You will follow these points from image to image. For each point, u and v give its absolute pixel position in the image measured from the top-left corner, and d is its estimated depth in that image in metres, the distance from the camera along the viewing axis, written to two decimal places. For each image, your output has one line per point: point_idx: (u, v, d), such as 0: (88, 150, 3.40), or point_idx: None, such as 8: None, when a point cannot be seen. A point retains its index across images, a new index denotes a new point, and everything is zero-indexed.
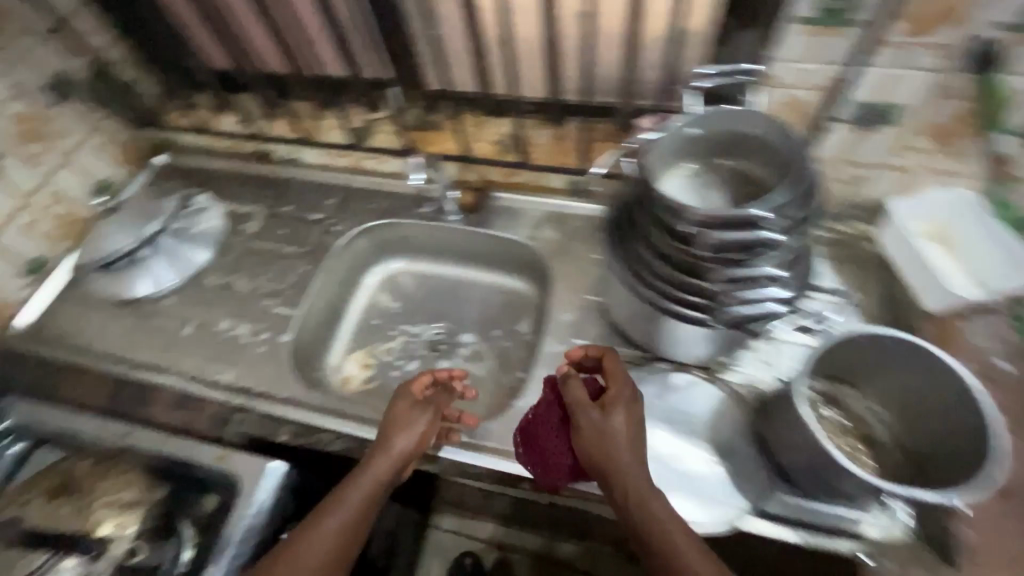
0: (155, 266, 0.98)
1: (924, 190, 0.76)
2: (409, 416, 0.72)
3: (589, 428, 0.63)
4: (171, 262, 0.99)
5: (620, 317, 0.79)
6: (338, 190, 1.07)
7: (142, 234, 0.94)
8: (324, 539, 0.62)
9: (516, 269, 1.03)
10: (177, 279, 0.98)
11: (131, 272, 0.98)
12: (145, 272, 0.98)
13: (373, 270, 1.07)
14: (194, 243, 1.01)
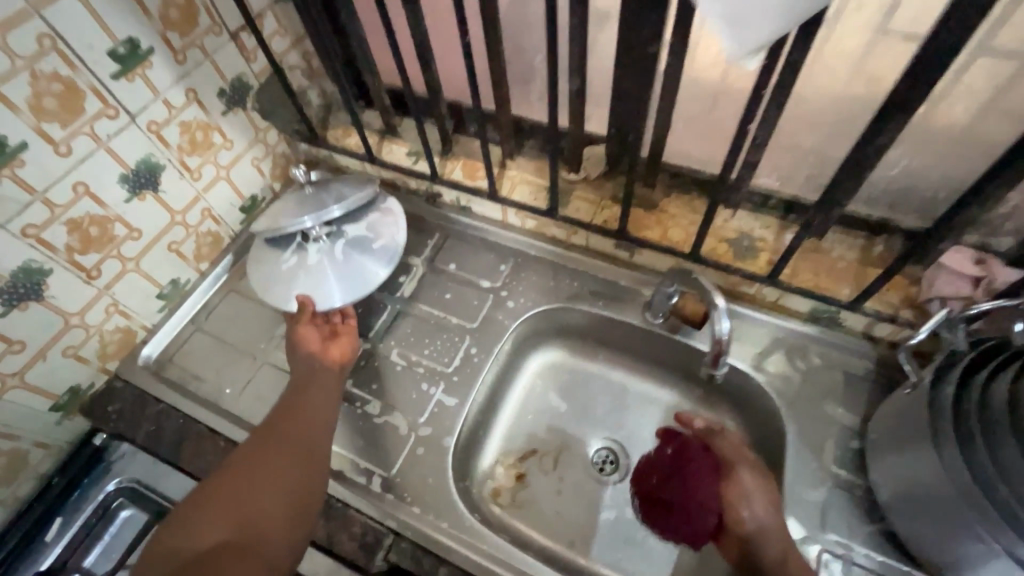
0: (329, 271, 0.77)
1: None
2: (739, 489, 0.68)
3: (736, 492, 0.68)
4: (347, 271, 0.77)
5: (912, 533, 0.60)
6: (512, 256, 0.91)
7: (327, 215, 0.73)
8: (309, 398, 0.70)
9: (711, 393, 0.84)
10: (354, 289, 0.77)
11: (293, 267, 0.77)
12: (314, 275, 0.77)
13: (535, 354, 0.91)
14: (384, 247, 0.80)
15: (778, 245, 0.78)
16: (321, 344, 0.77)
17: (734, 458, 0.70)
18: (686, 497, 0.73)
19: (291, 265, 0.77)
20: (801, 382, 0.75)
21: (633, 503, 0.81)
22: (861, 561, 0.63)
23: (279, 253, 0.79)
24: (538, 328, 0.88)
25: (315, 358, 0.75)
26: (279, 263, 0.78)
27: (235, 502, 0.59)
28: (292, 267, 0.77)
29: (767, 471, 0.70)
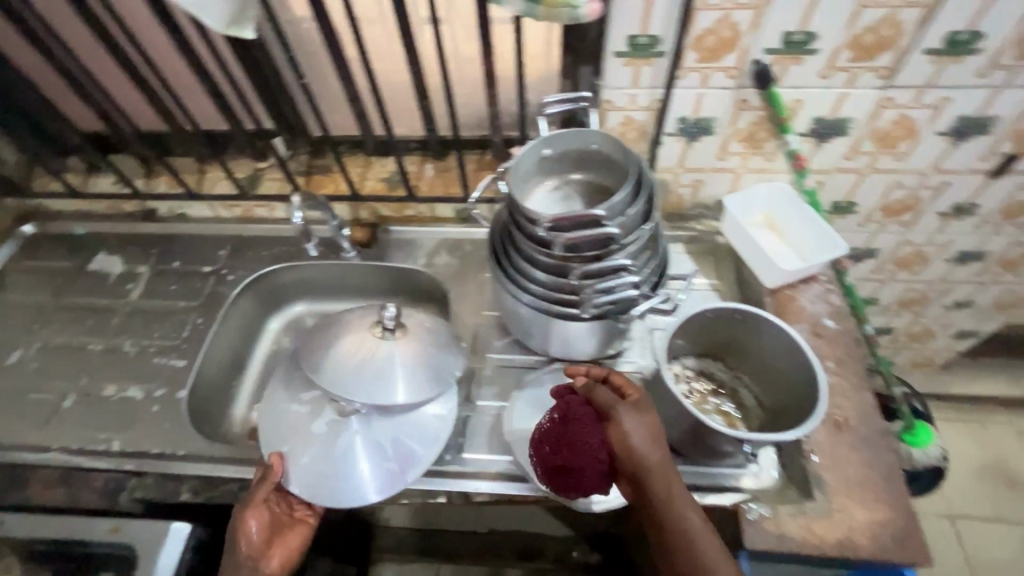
0: (412, 453, 0.75)
1: (748, 187, 0.92)
2: (620, 437, 0.61)
3: (620, 442, 0.61)
4: (398, 457, 0.74)
5: (516, 327, 0.85)
6: (230, 241, 1.06)
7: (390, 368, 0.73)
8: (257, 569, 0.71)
9: (416, 298, 1.06)
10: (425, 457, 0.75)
11: (341, 443, 0.74)
12: (372, 463, 0.74)
13: (273, 316, 1.07)
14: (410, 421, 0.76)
15: (420, 172, 1.03)
16: (269, 518, 0.73)
17: (614, 402, 0.63)
18: (578, 456, 0.63)
19: (303, 421, 0.77)
20: (459, 264, 1.01)
21: None
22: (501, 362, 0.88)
23: (289, 401, 0.79)
24: (264, 293, 1.04)
25: (262, 542, 0.71)
26: (310, 423, 0.77)
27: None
28: (326, 436, 0.75)
29: (650, 407, 0.64)
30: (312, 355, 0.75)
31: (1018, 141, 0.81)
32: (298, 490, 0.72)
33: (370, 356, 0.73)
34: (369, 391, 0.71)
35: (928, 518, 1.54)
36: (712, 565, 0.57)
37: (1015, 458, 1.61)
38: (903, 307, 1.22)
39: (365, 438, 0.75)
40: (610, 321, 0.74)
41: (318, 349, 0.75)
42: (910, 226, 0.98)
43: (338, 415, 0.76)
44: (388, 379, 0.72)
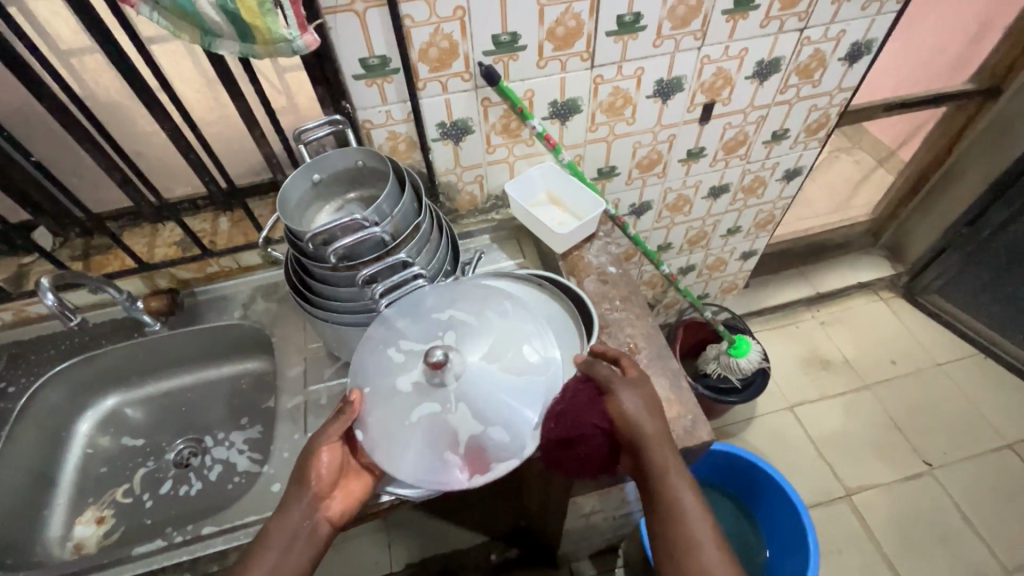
0: (488, 441, 0.64)
1: (523, 171, 1.03)
2: (620, 410, 0.67)
3: (622, 413, 0.67)
4: (472, 451, 0.64)
5: (337, 350, 0.86)
6: (5, 350, 0.94)
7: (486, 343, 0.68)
8: (315, 521, 0.64)
9: (245, 353, 1.03)
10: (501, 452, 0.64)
11: (430, 406, 0.65)
12: (428, 433, 0.64)
13: (82, 417, 0.97)
14: (518, 408, 0.65)
15: (215, 227, 1.01)
16: (339, 465, 0.66)
17: (609, 378, 0.68)
18: (581, 425, 0.66)
19: (392, 371, 0.68)
20: (278, 307, 1.00)
21: (215, 468, 0.94)
22: (334, 388, 0.88)
23: (388, 346, 0.70)
24: (63, 396, 0.94)
25: (329, 489, 0.65)
26: (403, 369, 0.68)
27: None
28: (405, 389, 0.66)
29: (643, 379, 0.71)
30: (416, 317, 0.71)
31: (706, 92, 1.01)
32: (365, 436, 0.66)
33: (494, 311, 0.71)
34: (486, 356, 0.67)
35: (775, 413, 1.81)
36: (689, 507, 0.65)
37: (823, 343, 1.95)
38: (693, 244, 1.43)
39: (443, 414, 0.64)
40: None
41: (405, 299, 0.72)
42: (665, 176, 1.17)
43: (428, 373, 0.65)
44: (524, 345, 0.69)
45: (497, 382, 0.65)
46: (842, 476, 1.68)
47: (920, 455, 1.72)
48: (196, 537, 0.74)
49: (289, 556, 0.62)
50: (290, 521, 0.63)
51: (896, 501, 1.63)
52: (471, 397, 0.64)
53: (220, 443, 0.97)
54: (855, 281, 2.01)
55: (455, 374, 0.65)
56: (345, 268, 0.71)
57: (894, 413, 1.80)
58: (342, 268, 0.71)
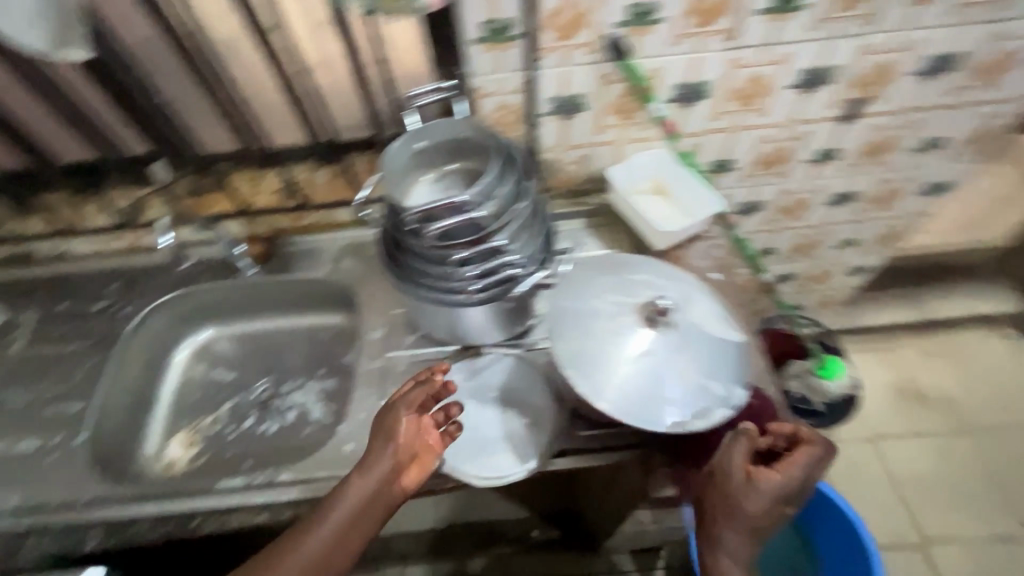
0: (712, 390, 0.62)
1: (631, 156, 0.95)
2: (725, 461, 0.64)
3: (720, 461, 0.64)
4: (690, 403, 0.62)
5: (419, 321, 0.85)
6: (121, 274, 1.02)
7: (689, 305, 0.67)
8: (389, 489, 0.64)
9: (330, 307, 1.05)
10: (723, 406, 0.62)
11: (648, 353, 0.63)
12: (651, 380, 0.62)
13: (181, 345, 1.03)
14: (732, 368, 0.64)
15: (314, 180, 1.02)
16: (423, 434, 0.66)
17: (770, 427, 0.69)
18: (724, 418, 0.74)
19: (602, 318, 0.65)
20: (365, 267, 1.00)
21: (292, 412, 0.98)
22: (412, 358, 0.88)
23: (590, 297, 0.67)
24: (169, 326, 1.01)
25: (398, 453, 0.65)
26: (613, 317, 0.65)
27: (262, 564, 0.62)
28: (623, 328, 0.64)
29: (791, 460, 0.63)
30: (612, 273, 0.70)
31: (859, 86, 0.88)
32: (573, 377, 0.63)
33: (690, 282, 0.71)
34: (693, 318, 0.66)
35: (854, 443, 1.67)
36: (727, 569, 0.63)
37: (923, 375, 1.76)
38: (799, 253, 1.30)
39: (664, 357, 0.63)
40: (500, 304, 0.76)
41: (595, 261, 0.71)
42: (786, 177, 1.05)
43: (649, 319, 0.64)
44: (722, 319, 0.68)
45: (712, 342, 0.65)
46: (921, 523, 1.54)
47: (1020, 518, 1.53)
48: (273, 482, 0.77)
49: (371, 513, 0.63)
50: (371, 489, 0.63)
51: (981, 562, 1.48)
52: (689, 349, 0.63)
53: (299, 390, 1.01)
54: (975, 313, 1.78)
55: (674, 325, 0.64)
56: (439, 248, 0.68)
57: (996, 465, 1.61)
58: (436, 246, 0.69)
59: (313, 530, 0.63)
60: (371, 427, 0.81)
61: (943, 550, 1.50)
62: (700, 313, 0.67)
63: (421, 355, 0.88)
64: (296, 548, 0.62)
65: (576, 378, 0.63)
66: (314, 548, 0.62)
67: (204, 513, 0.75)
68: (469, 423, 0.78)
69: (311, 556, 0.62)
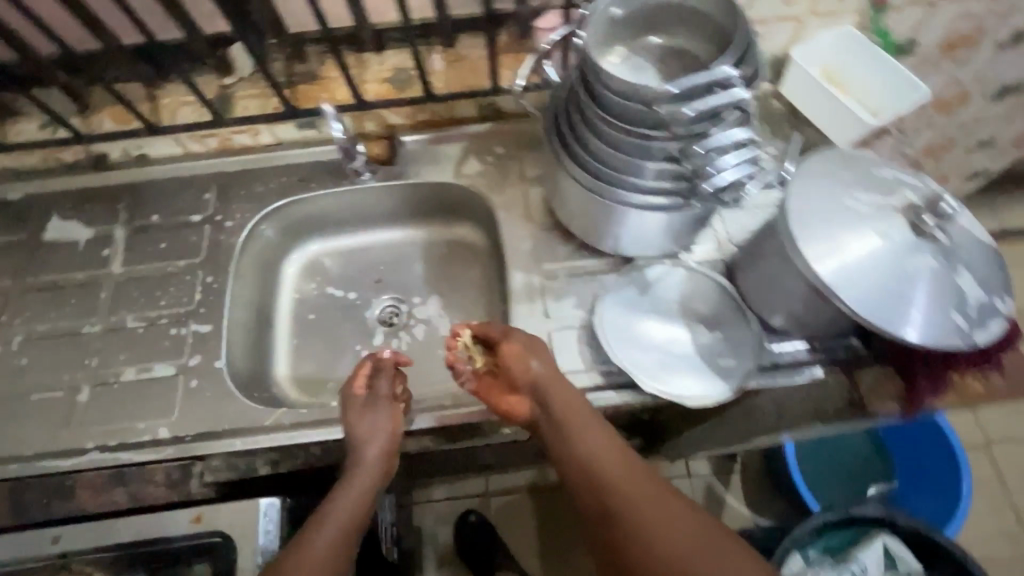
0: (959, 315, 0.54)
1: (811, 36, 0.81)
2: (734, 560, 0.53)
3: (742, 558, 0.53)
4: (933, 318, 0.54)
5: (582, 225, 0.77)
6: (213, 181, 0.89)
7: (957, 223, 0.57)
8: (362, 483, 0.63)
9: (448, 215, 0.94)
10: (971, 339, 0.54)
11: (907, 260, 0.55)
12: (910, 283, 0.54)
13: (288, 260, 0.94)
14: (986, 285, 0.56)
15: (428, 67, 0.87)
16: (382, 414, 0.68)
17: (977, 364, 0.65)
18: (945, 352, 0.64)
19: (860, 219, 0.57)
20: (495, 169, 0.88)
21: (420, 327, 0.92)
22: (571, 270, 0.79)
23: (842, 194, 0.58)
24: (276, 239, 0.91)
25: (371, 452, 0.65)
26: (866, 220, 0.57)
27: (299, 560, 0.54)
28: (869, 235, 0.56)
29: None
30: (867, 177, 0.60)
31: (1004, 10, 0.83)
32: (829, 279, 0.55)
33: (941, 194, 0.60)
34: (958, 240, 0.57)
35: None
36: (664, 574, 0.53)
37: None
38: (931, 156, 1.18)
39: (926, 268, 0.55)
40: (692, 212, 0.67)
41: (839, 163, 0.61)
42: (966, 64, 0.92)
43: (914, 225, 0.56)
44: (983, 255, 0.57)
45: (975, 252, 0.56)
46: (984, 422, 1.60)
47: None
48: None
49: (342, 515, 0.60)
50: (350, 482, 0.63)
51: None
52: (956, 264, 0.55)
53: (422, 304, 0.93)
54: None
55: (946, 231, 0.56)
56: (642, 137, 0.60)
57: None
58: (636, 136, 0.61)
59: (323, 522, 0.58)
60: (543, 344, 0.74)
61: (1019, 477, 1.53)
62: (962, 224, 0.57)
63: (582, 266, 0.80)
64: (318, 536, 0.56)
65: (821, 265, 0.55)
66: (322, 543, 0.56)
67: (379, 438, 0.71)
68: (654, 339, 0.71)
69: (319, 559, 0.54)
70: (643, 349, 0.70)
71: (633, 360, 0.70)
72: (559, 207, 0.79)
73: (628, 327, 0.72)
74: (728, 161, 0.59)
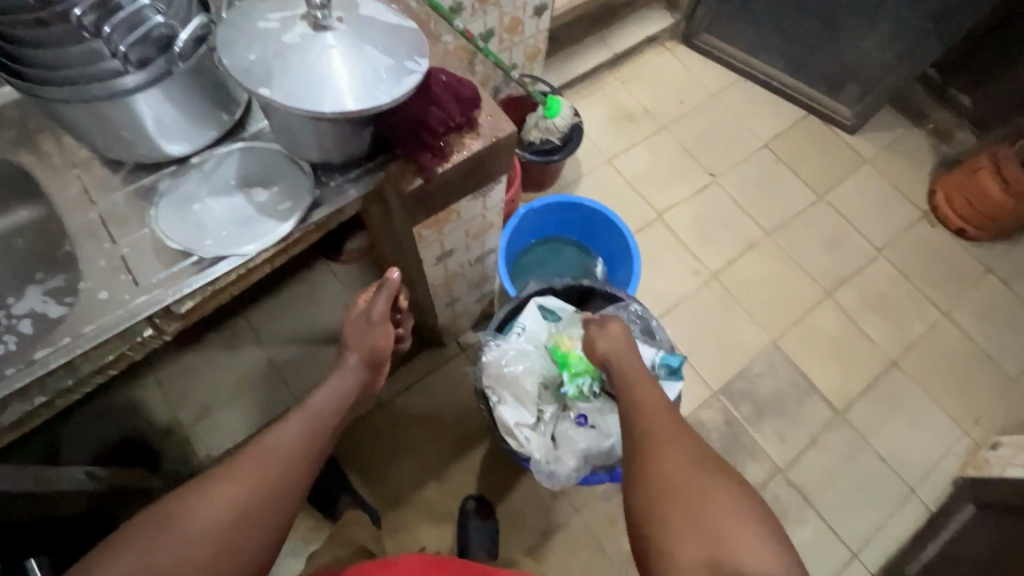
0: (374, 77, 0.67)
1: None
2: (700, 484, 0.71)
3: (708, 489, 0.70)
4: (355, 86, 0.66)
5: (111, 148, 0.76)
6: None
7: (349, 12, 0.69)
8: (275, 457, 0.72)
9: (1, 202, 0.87)
10: (388, 93, 0.67)
11: (318, 52, 0.66)
12: (326, 67, 0.66)
13: None
14: (392, 50, 0.69)
15: None
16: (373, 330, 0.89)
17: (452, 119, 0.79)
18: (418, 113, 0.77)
19: (272, 35, 0.66)
20: (16, 135, 0.83)
21: (25, 321, 0.84)
22: (129, 193, 0.80)
23: (255, 21, 0.67)
24: None
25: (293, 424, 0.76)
26: (280, 34, 0.67)
27: (256, 479, 0.69)
28: (284, 44, 0.66)
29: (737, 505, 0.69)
30: (276, 2, 0.69)
31: None
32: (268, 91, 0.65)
33: None
34: (358, 23, 0.69)
35: (596, 170, 2.04)
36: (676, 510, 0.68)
37: (626, 99, 2.19)
38: (483, 3, 1.38)
39: (333, 51, 0.66)
40: (180, 83, 0.71)
41: (254, 1, 0.69)
42: None
43: (313, 23, 0.67)
44: (385, 29, 0.70)
45: (375, 28, 0.69)
46: (652, 201, 2.02)
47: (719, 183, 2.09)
48: (30, 363, 0.69)
49: (245, 476, 0.68)
50: (252, 450, 0.71)
51: (698, 215, 2.02)
52: (357, 41, 0.68)
53: (19, 300, 0.86)
54: (644, 34, 2.24)
55: (340, 19, 0.68)
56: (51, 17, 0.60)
57: (688, 142, 2.14)
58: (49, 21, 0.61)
59: (243, 463, 0.70)
60: (117, 267, 0.75)
61: (685, 229, 1.99)
62: (351, 12, 0.69)
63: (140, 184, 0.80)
64: (222, 476, 0.68)
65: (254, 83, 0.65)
66: (247, 474, 0.69)
67: None
68: (218, 216, 0.77)
69: (218, 495, 0.66)
70: (211, 228, 0.76)
71: (205, 241, 0.75)
72: (86, 141, 0.78)
73: (192, 217, 0.77)
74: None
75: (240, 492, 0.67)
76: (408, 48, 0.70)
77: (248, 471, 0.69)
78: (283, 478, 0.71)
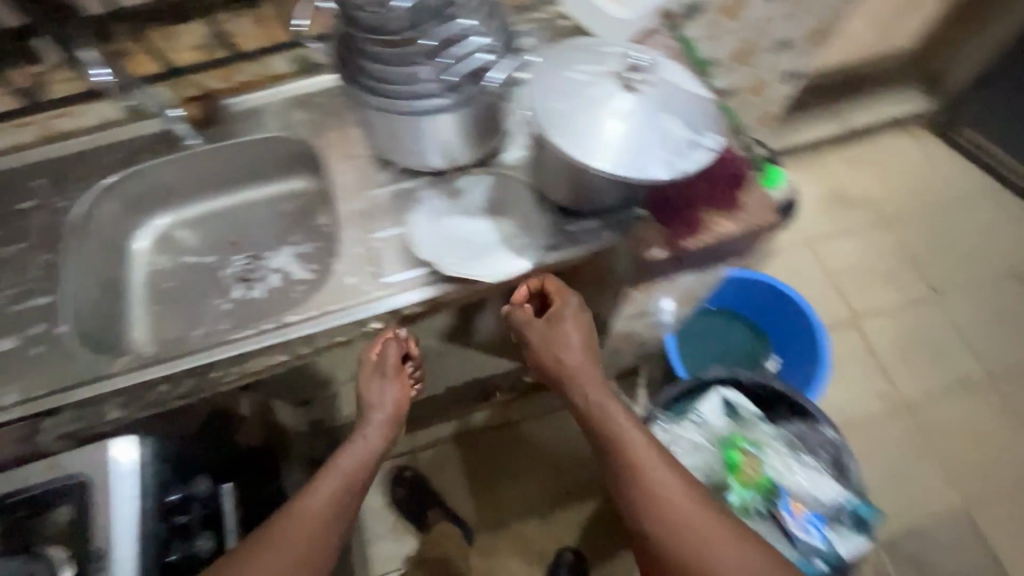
0: (666, 148, 0.64)
1: None
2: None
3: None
4: (645, 152, 0.64)
5: (389, 150, 0.83)
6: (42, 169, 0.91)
7: (655, 77, 0.68)
8: (321, 502, 0.71)
9: (286, 169, 1.00)
10: (676, 167, 0.64)
11: (619, 112, 0.65)
12: (622, 129, 0.64)
13: (137, 234, 0.99)
14: (689, 124, 0.66)
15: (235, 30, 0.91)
16: (385, 388, 0.82)
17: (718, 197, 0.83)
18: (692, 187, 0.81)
19: (578, 87, 0.67)
20: (318, 118, 0.95)
21: (274, 276, 0.97)
22: (390, 192, 0.87)
23: (563, 70, 0.68)
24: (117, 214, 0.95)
25: (337, 472, 0.74)
26: (586, 87, 0.66)
27: (302, 532, 0.68)
28: (587, 97, 0.66)
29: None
30: (586, 53, 0.70)
31: None
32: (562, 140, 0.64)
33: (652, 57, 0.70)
34: (661, 90, 0.67)
35: (792, 250, 1.85)
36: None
37: (849, 180, 1.95)
38: (739, 61, 1.31)
39: (633, 114, 0.65)
40: (471, 110, 0.75)
41: (564, 49, 0.71)
42: None
43: (621, 83, 0.66)
44: (686, 101, 0.67)
45: (677, 98, 0.67)
46: (850, 300, 1.78)
47: (941, 302, 1.77)
48: (282, 325, 0.77)
49: (298, 532, 0.68)
50: (294, 503, 0.71)
51: (904, 331, 1.73)
52: (658, 109, 0.65)
53: (275, 254, 0.98)
54: (891, 114, 1.98)
55: (645, 83, 0.67)
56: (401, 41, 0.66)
57: (912, 245, 1.85)
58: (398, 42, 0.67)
59: (291, 519, 0.69)
60: (366, 258, 0.82)
61: (884, 343, 1.72)
62: (658, 77, 0.68)
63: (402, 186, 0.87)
64: (271, 531, 0.68)
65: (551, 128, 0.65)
66: (301, 524, 0.69)
67: (220, 366, 0.77)
68: (460, 235, 0.81)
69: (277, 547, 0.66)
70: (453, 244, 0.80)
71: (444, 255, 0.79)
72: (369, 138, 0.86)
73: (437, 230, 0.81)
74: (472, 42, 0.70)
75: (299, 545, 0.67)
76: (706, 126, 0.67)
77: (299, 526, 0.68)
78: (326, 530, 0.70)
